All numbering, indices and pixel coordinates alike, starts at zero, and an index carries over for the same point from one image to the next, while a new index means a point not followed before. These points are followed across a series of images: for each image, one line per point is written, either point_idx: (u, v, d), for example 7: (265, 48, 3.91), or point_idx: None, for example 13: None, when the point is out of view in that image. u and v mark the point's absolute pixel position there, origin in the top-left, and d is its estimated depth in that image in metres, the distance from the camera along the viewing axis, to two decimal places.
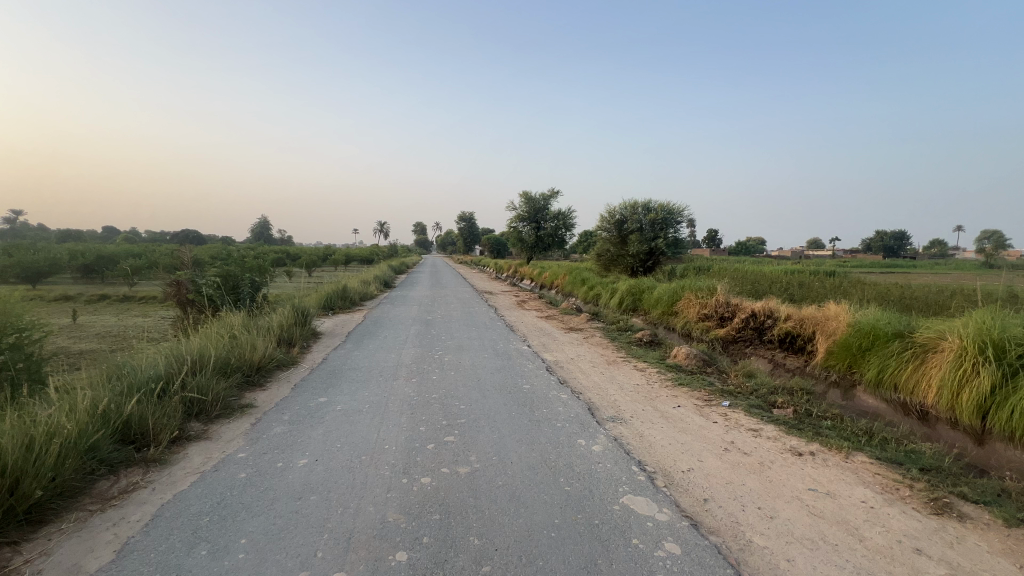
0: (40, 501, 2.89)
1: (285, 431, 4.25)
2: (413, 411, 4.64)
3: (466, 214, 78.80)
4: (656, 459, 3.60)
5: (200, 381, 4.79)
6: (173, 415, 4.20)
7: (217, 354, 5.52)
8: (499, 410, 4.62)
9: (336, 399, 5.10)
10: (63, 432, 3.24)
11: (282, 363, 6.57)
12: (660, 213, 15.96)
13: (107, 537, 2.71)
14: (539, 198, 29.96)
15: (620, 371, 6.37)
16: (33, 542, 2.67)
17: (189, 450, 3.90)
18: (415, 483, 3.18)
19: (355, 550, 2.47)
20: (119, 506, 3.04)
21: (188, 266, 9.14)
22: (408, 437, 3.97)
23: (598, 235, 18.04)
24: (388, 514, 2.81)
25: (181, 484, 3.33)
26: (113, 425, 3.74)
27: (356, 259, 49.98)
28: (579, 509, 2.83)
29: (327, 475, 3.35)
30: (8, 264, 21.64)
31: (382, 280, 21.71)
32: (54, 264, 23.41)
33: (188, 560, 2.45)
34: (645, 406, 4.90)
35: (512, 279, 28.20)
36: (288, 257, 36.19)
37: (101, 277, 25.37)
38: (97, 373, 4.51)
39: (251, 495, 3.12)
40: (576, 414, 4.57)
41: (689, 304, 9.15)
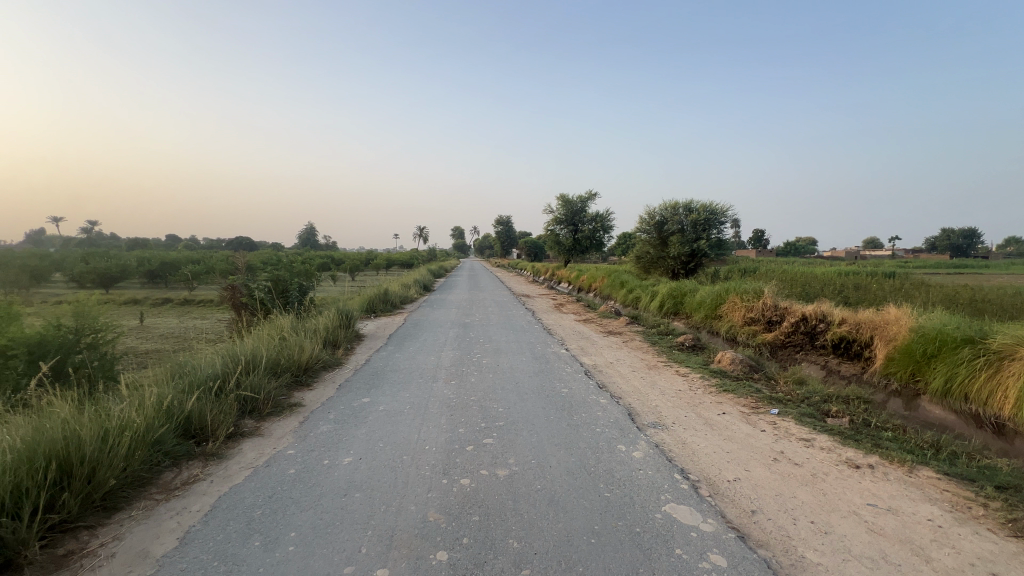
0: (113, 490, 3.14)
1: (331, 429, 4.42)
2: (452, 412, 4.71)
3: (503, 217, 79.32)
4: (699, 467, 3.49)
5: (253, 380, 5.07)
6: (229, 412, 4.46)
7: (269, 355, 5.82)
8: (537, 414, 4.61)
9: (378, 399, 5.26)
10: (132, 426, 3.49)
11: (327, 364, 6.83)
12: (702, 213, 15.46)
13: (172, 525, 2.90)
14: (577, 201, 29.81)
15: (661, 376, 6.22)
16: (108, 526, 2.90)
17: (244, 445, 4.12)
18: (455, 484, 3.22)
19: (397, 548, 2.52)
20: (182, 496, 3.25)
21: (241, 271, 9.70)
22: (448, 439, 4.04)
23: (636, 236, 17.71)
24: (429, 513, 2.87)
25: (237, 477, 3.52)
26: (176, 420, 4.02)
27: (397, 263, 51.36)
28: (619, 516, 2.78)
29: (370, 473, 3.45)
30: (86, 271, 23.69)
31: (422, 284, 22.22)
32: (125, 269, 25.25)
33: (243, 550, 2.58)
34: (687, 412, 4.77)
35: (549, 282, 28.20)
36: (334, 262, 37.63)
37: (166, 282, 27.17)
38: (162, 371, 4.86)
39: (299, 490, 3.26)
40: (616, 419, 4.50)
41: (733, 307, 8.83)
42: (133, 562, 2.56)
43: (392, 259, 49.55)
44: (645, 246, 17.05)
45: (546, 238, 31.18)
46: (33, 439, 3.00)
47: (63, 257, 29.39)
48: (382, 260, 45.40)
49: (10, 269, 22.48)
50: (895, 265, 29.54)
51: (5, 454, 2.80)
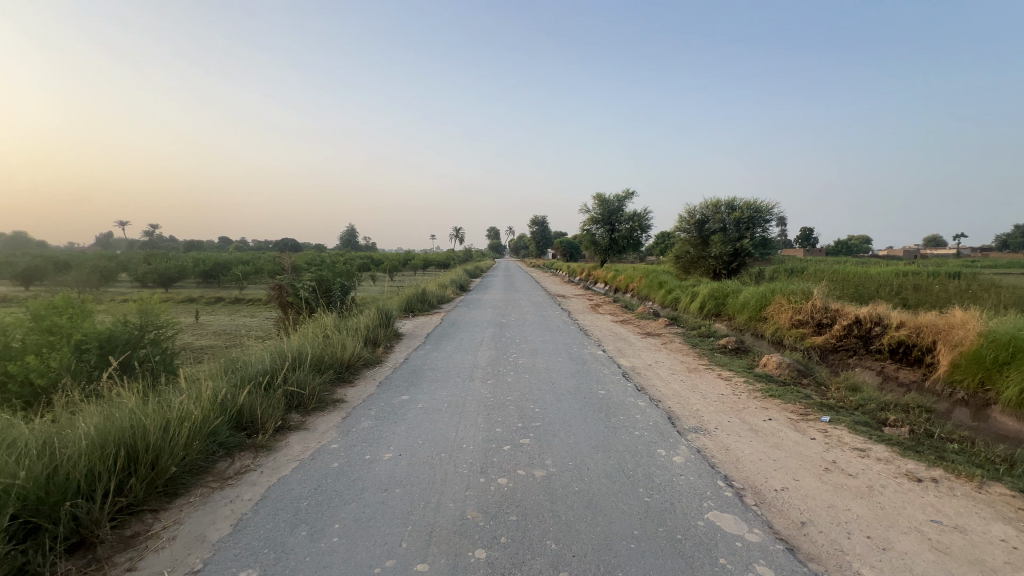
0: (174, 477, 3.36)
1: (372, 425, 4.54)
2: (489, 411, 4.75)
3: (538, 217, 79.20)
4: (744, 475, 3.37)
5: (300, 377, 5.29)
6: (277, 406, 4.67)
7: (313, 352, 6.04)
8: (574, 415, 4.57)
9: (417, 397, 5.36)
10: (190, 418, 3.71)
11: (368, 362, 7.02)
12: (746, 212, 14.92)
13: (226, 512, 3.07)
14: (614, 200, 29.41)
15: (702, 379, 6.03)
16: (169, 510, 3.10)
17: (291, 438, 4.31)
18: (492, 483, 3.24)
19: (436, 544, 2.56)
20: (235, 485, 3.43)
21: (288, 271, 10.12)
22: (485, 438, 4.07)
23: (675, 235, 17.29)
24: (467, 511, 2.90)
25: (285, 469, 3.68)
26: (229, 412, 4.25)
27: (434, 263, 52.23)
28: (659, 522, 2.72)
29: (410, 469, 3.53)
30: (148, 271, 25.34)
31: (458, 284, 22.49)
32: (182, 269, 26.84)
33: (291, 539, 2.70)
34: (731, 418, 4.60)
35: (585, 282, 27.94)
36: (373, 263, 38.66)
37: (218, 281, 28.68)
38: (217, 366, 5.15)
39: (343, 483, 3.38)
40: (655, 422, 4.40)
41: (779, 309, 8.46)
42: (192, 545, 2.72)
43: (429, 259, 50.48)
44: (685, 246, 16.60)
45: (582, 238, 30.93)
46: (104, 427, 3.23)
47: (129, 259, 31.62)
48: (420, 261, 46.30)
49: (83, 270, 24.38)
50: (960, 265, 27.52)
51: (81, 441, 3.04)
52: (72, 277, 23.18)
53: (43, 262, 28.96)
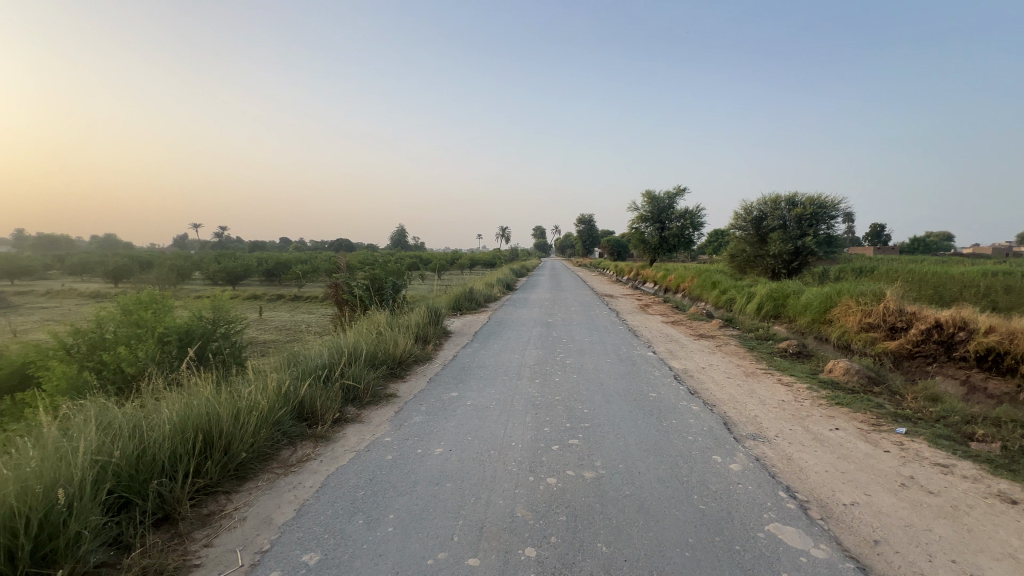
0: (244, 462, 3.61)
1: (423, 420, 4.67)
2: (537, 410, 4.75)
3: (585, 216, 78.36)
4: (808, 487, 3.18)
5: (355, 371, 5.52)
6: (335, 399, 4.90)
7: (368, 348, 6.29)
8: (624, 417, 4.49)
9: (466, 394, 5.46)
10: (258, 407, 3.97)
11: (418, 358, 7.22)
12: (809, 207, 14.06)
13: (290, 497, 3.26)
14: (664, 197, 28.62)
15: (760, 384, 5.75)
16: (240, 492, 3.34)
17: (348, 430, 4.51)
18: (541, 482, 3.25)
19: (487, 540, 2.60)
20: (298, 472, 3.64)
21: (344, 270, 10.59)
22: (533, 437, 4.07)
23: (730, 233, 16.58)
24: (517, 509, 2.92)
25: (343, 459, 3.86)
26: (292, 403, 4.51)
27: (480, 263, 52.82)
28: (715, 531, 2.62)
29: (460, 465, 3.59)
30: (217, 269, 27.28)
31: (505, 283, 22.67)
32: (247, 268, 28.70)
33: (349, 526, 2.82)
34: (793, 425, 4.36)
35: (633, 281, 27.36)
36: (422, 262, 39.67)
37: (280, 279, 30.42)
38: (281, 359, 5.48)
39: (396, 475, 3.50)
40: (710, 428, 4.24)
41: (847, 311, 7.90)
42: (260, 526, 2.91)
43: (476, 259, 51.18)
44: (741, 244, 15.88)
45: (631, 237, 30.29)
46: (184, 413, 3.52)
47: (202, 259, 34.19)
48: (467, 261, 47.04)
49: (163, 269, 26.58)
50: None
51: (164, 425, 3.33)
52: (155, 276, 25.35)
53: (130, 261, 31.88)
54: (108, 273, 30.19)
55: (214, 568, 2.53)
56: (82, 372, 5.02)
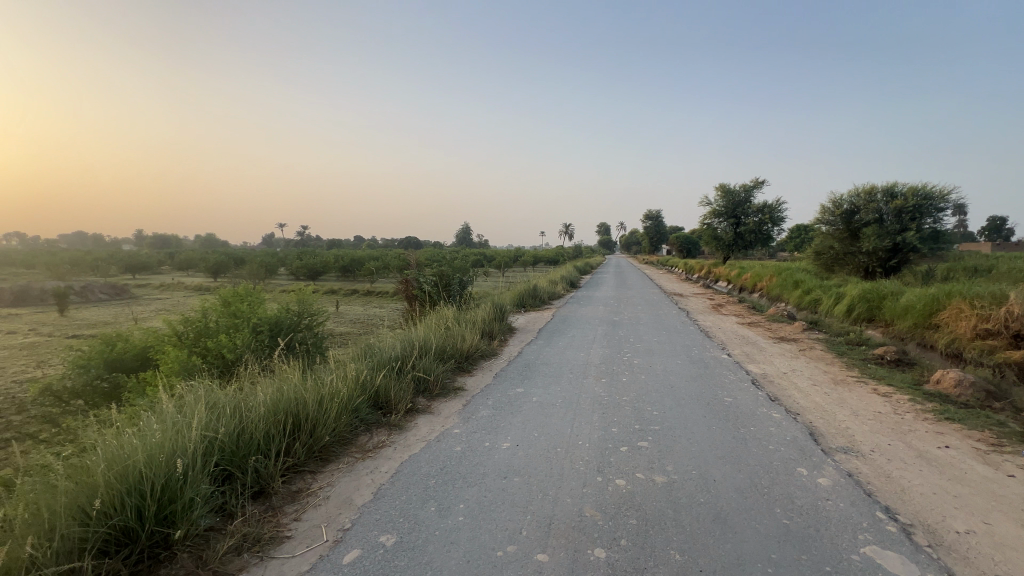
0: (327, 445, 3.88)
1: (490, 414, 4.75)
2: (604, 410, 4.68)
3: (652, 212, 75.80)
4: (912, 509, 2.87)
5: (426, 364, 5.73)
6: (407, 389, 5.13)
7: (437, 342, 6.50)
8: (697, 422, 4.30)
9: (532, 390, 5.48)
10: (339, 395, 4.25)
11: (484, 353, 7.36)
12: (911, 199, 12.64)
13: (368, 480, 3.47)
14: (740, 190, 27.01)
15: (852, 394, 5.26)
16: (324, 473, 3.60)
17: (419, 420, 4.70)
18: (610, 483, 3.19)
19: (556, 537, 2.60)
20: (375, 457, 3.85)
21: (413, 267, 11.04)
22: (601, 437, 4.02)
23: (816, 229, 15.32)
24: (586, 508, 2.89)
25: (415, 447, 4.03)
26: (369, 392, 4.77)
27: (543, 260, 52.77)
28: (801, 549, 2.44)
29: (527, 461, 3.62)
30: (299, 265, 29.47)
31: (568, 280, 22.50)
32: (325, 264, 30.75)
33: (422, 513, 2.94)
34: (892, 440, 3.94)
35: (705, 280, 26.09)
36: (486, 259, 40.38)
37: (354, 275, 32.28)
38: (358, 350, 5.82)
39: (466, 466, 3.60)
40: (794, 438, 3.95)
41: (959, 315, 7.00)
42: (342, 506, 3.11)
43: (539, 256, 51.27)
44: (828, 241, 14.58)
45: (702, 234, 28.85)
46: (276, 397, 3.85)
47: (286, 256, 37.06)
48: (530, 258, 47.24)
49: (253, 265, 29.16)
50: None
51: (260, 407, 3.66)
52: (246, 271, 27.79)
53: (226, 258, 35.22)
54: (208, 268, 33.50)
55: (303, 541, 2.74)
56: (191, 357, 5.65)
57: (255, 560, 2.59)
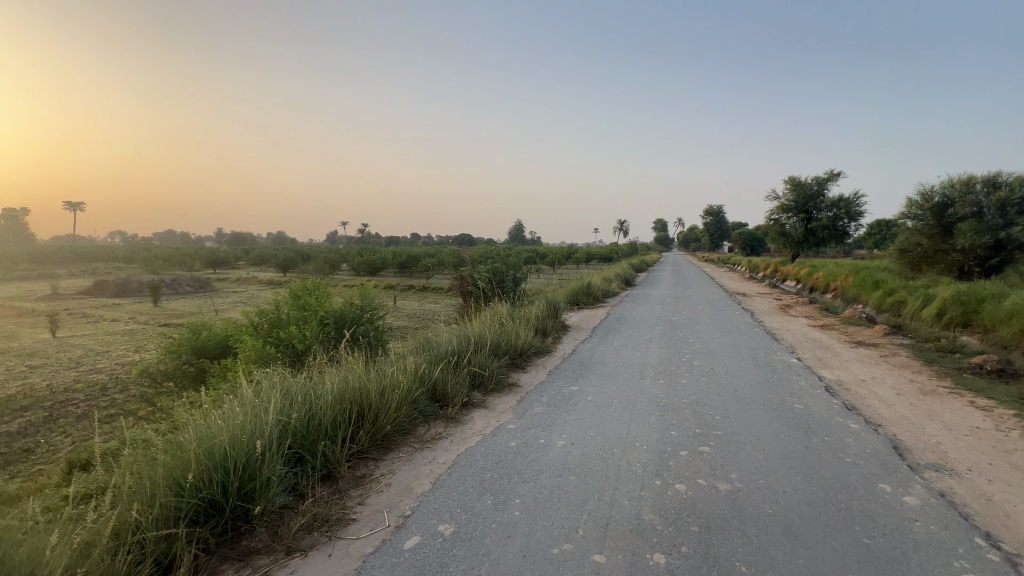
0: (388, 434, 4.05)
1: (544, 411, 4.76)
2: (663, 412, 4.54)
3: (712, 208, 72.46)
4: (1019, 537, 2.56)
5: (481, 359, 5.83)
6: (463, 384, 5.24)
7: (492, 338, 6.59)
8: (764, 429, 4.07)
9: (587, 389, 5.43)
10: (399, 387, 4.42)
11: (538, 350, 7.36)
12: (1018, 190, 11.25)
13: (427, 470, 3.58)
14: (812, 183, 25.22)
15: (943, 406, 4.78)
16: (386, 460, 3.75)
17: (475, 414, 4.79)
18: (669, 488, 3.10)
19: (613, 539, 2.56)
20: (433, 448, 3.97)
21: (468, 264, 11.25)
22: (659, 439, 3.90)
23: (901, 224, 14.01)
24: (644, 512, 2.83)
25: (471, 440, 4.11)
26: (426, 385, 4.92)
27: (596, 257, 52.02)
28: (884, 572, 2.25)
29: (583, 460, 3.59)
30: (361, 261, 30.89)
31: (623, 277, 22.04)
32: (384, 261, 32.01)
33: (479, 505, 3.00)
34: (994, 459, 3.54)
35: (771, 279, 24.61)
36: (538, 256, 40.43)
37: (410, 271, 33.39)
38: (416, 344, 6.02)
39: (521, 462, 3.62)
40: (875, 451, 3.64)
41: None
42: (402, 493, 3.24)
43: (593, 253, 50.58)
44: (914, 237, 13.31)
45: (768, 230, 27.25)
46: (343, 386, 4.07)
47: (348, 253, 38.95)
48: (582, 255, 46.72)
49: (319, 261, 30.92)
50: None
51: (328, 395, 3.88)
52: (313, 267, 29.46)
53: (295, 255, 37.60)
54: (278, 264, 35.82)
55: (367, 524, 2.88)
56: (266, 346, 6.08)
57: (325, 538, 2.75)
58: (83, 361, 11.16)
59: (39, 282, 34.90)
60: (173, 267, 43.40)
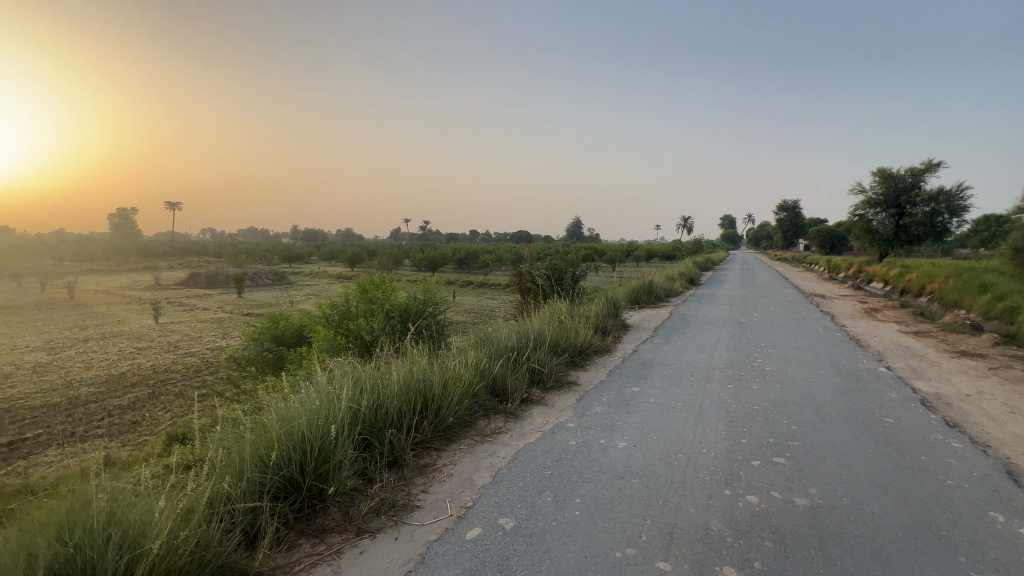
0: (449, 426, 4.15)
1: (605, 411, 4.68)
2: (733, 419, 4.31)
3: (787, 203, 67.64)
4: None
5: (540, 356, 5.83)
6: (523, 380, 5.26)
7: (551, 335, 6.57)
8: (848, 443, 3.74)
9: (649, 391, 5.26)
10: (460, 380, 4.52)
11: (598, 348, 7.24)
12: None
13: (487, 463, 3.64)
14: (906, 174, 22.86)
15: None
16: (448, 451, 3.85)
17: (534, 410, 4.81)
18: (740, 499, 2.94)
19: (678, 547, 2.47)
20: (493, 442, 4.03)
21: (527, 261, 11.30)
22: (728, 447, 3.71)
23: (1017, 220, 12.34)
24: (712, 522, 2.70)
25: (530, 436, 4.13)
26: (486, 380, 4.99)
27: (658, 255, 50.32)
28: None
29: (646, 463, 3.49)
30: (422, 257, 31.90)
31: (686, 276, 21.16)
32: (444, 257, 32.84)
33: (539, 501, 3.00)
34: None
35: (854, 279, 22.60)
36: (597, 253, 39.75)
37: (469, 267, 34.03)
38: (477, 339, 6.13)
39: (581, 461, 3.58)
40: (983, 474, 3.24)
41: None
42: (464, 484, 3.31)
43: (654, 251, 49.05)
44: None
45: (853, 227, 25.04)
46: (408, 377, 4.22)
47: (411, 249, 40.43)
48: (643, 252, 45.34)
49: (384, 257, 32.24)
50: None
51: (394, 385, 4.04)
52: (378, 262, 30.80)
53: (362, 251, 39.50)
54: (347, 259, 37.87)
55: (430, 512, 2.97)
56: (337, 337, 6.46)
57: (391, 523, 2.87)
58: (180, 345, 12.42)
59: (145, 273, 39.27)
60: (255, 261, 47.14)
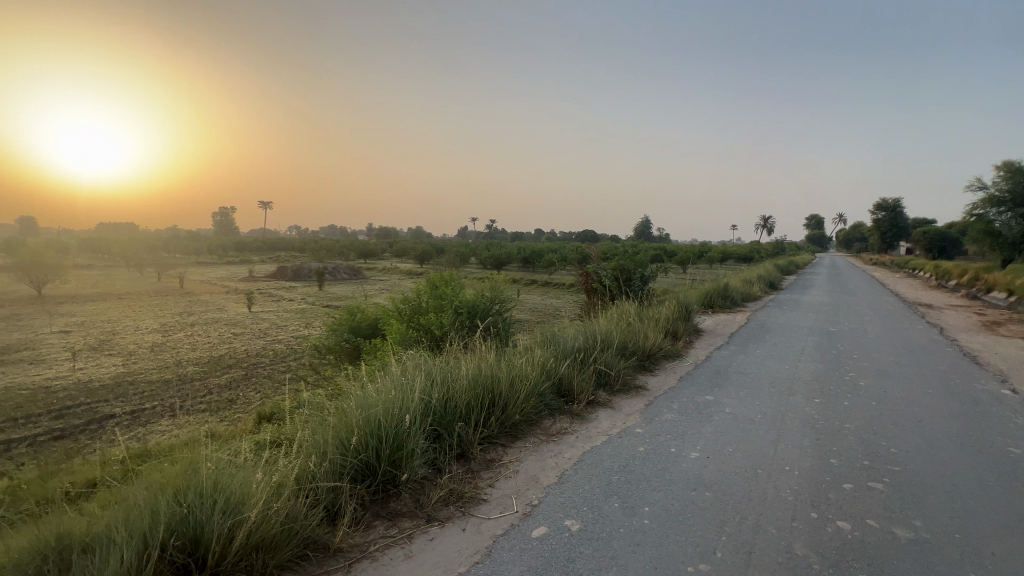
0: (515, 423, 4.20)
1: (676, 419, 4.50)
2: (820, 436, 3.97)
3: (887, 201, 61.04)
4: None
5: (607, 358, 5.72)
6: (589, 381, 5.19)
7: (619, 337, 6.42)
8: (961, 473, 3.31)
9: (724, 400, 4.98)
10: (527, 378, 4.54)
11: (667, 353, 6.96)
12: None
13: (553, 462, 3.63)
14: None
15: None
16: (513, 448, 3.90)
17: (600, 413, 4.72)
18: (829, 523, 2.70)
19: (757, 569, 2.33)
20: (559, 442, 4.02)
21: (594, 260, 11.11)
22: (815, 466, 3.43)
23: None
24: (796, 546, 2.51)
25: (597, 439, 4.06)
26: (552, 379, 4.98)
27: (734, 257, 47.49)
28: None
29: (721, 476, 3.31)
30: (488, 255, 32.47)
31: (766, 279, 19.75)
32: (509, 256, 33.20)
33: (606, 506, 2.95)
34: None
35: (968, 287, 19.96)
36: (667, 254, 38.27)
37: (533, 266, 34.16)
38: (543, 338, 6.13)
39: (650, 469, 3.47)
40: None
41: None
42: (529, 482, 3.33)
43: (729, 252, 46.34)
44: None
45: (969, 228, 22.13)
46: (476, 373, 4.32)
47: (477, 247, 41.19)
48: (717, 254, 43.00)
49: (451, 255, 33.22)
50: None
51: (463, 380, 4.15)
52: (445, 260, 31.65)
53: (431, 249, 40.97)
54: (417, 256, 39.48)
55: (497, 506, 3.02)
56: (409, 331, 6.75)
57: (459, 513, 2.95)
58: (269, 332, 13.60)
59: (241, 266, 43.39)
60: (334, 257, 50.47)
